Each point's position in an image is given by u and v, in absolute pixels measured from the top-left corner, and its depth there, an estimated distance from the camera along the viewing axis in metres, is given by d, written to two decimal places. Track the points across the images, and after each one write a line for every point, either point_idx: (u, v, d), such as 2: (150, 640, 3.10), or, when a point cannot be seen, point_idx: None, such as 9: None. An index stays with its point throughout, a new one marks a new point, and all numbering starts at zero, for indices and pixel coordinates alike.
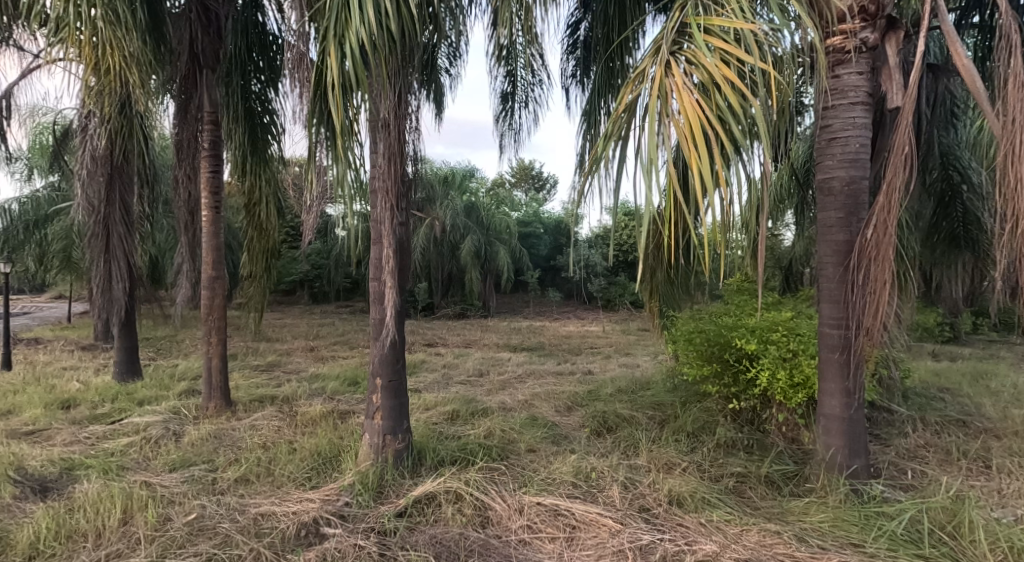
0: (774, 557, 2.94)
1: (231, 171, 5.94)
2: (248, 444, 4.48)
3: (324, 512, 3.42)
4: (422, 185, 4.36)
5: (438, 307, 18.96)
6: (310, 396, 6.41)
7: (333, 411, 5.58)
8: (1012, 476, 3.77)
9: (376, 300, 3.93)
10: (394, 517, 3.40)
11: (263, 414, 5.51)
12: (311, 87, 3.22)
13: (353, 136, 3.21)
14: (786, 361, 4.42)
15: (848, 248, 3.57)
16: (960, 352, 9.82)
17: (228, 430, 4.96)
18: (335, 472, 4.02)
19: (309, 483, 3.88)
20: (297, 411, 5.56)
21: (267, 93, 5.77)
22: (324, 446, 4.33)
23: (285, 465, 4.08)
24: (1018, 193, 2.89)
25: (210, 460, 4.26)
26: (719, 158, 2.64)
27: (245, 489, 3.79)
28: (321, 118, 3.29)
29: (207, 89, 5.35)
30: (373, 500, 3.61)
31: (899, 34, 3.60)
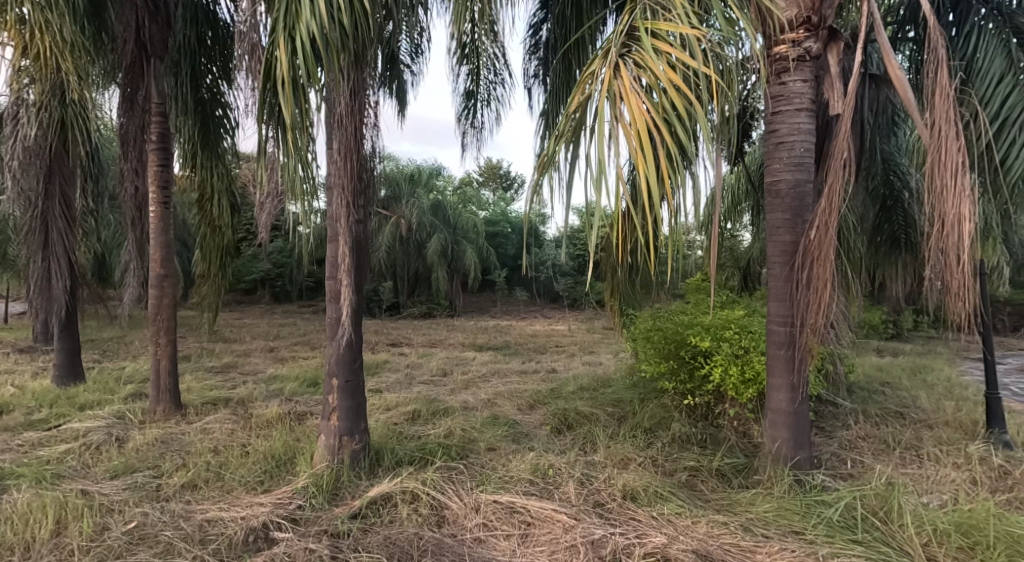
0: (720, 547, 3.03)
1: (181, 165, 5.76)
2: (198, 448, 4.37)
3: (274, 516, 3.36)
4: (381, 184, 4.33)
5: (403, 306, 18.82)
6: (267, 398, 6.28)
7: (290, 413, 5.49)
8: (941, 463, 3.97)
9: (332, 299, 3.89)
10: (348, 519, 3.36)
11: (216, 417, 5.37)
12: (260, 81, 3.14)
13: (307, 133, 3.16)
14: (739, 357, 4.56)
15: (794, 248, 3.70)
16: (903, 347, 10.40)
17: (176, 434, 4.82)
18: (288, 475, 3.95)
19: (260, 486, 3.81)
20: (252, 413, 5.45)
21: (219, 87, 5.57)
22: (278, 449, 4.26)
23: (235, 469, 3.99)
24: (945, 199, 3.05)
25: (155, 466, 4.13)
26: (665, 163, 2.71)
27: (192, 495, 3.70)
28: (272, 113, 3.23)
29: (155, 80, 5.19)
30: (327, 502, 3.57)
31: (840, 45, 3.73)
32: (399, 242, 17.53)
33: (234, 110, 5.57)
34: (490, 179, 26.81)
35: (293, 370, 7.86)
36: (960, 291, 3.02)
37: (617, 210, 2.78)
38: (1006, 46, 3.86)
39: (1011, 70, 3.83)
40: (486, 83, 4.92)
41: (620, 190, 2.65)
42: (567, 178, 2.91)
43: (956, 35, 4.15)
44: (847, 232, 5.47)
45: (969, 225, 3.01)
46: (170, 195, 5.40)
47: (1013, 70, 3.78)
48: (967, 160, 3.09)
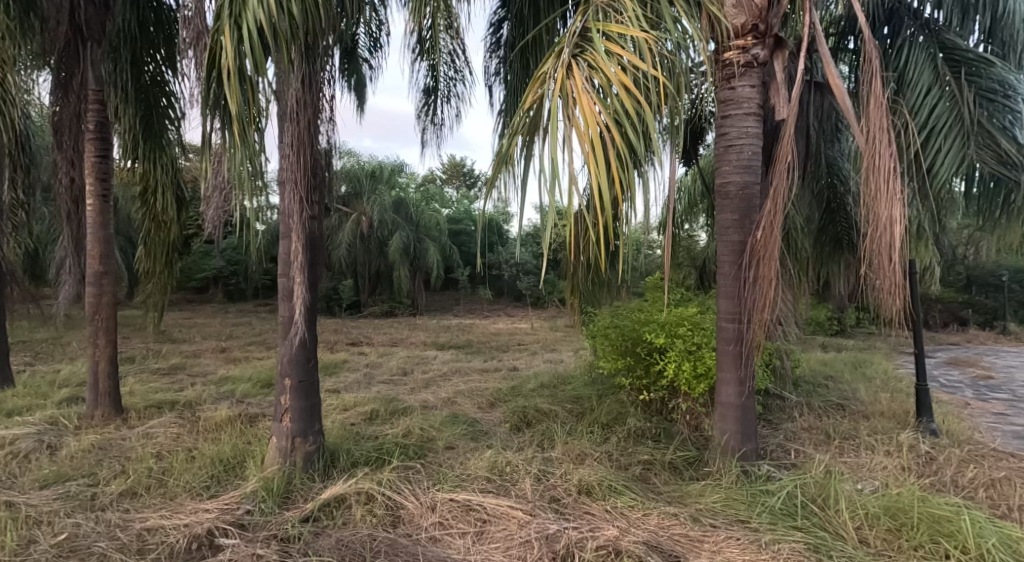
0: (670, 538, 3.12)
1: (122, 156, 5.52)
2: (138, 455, 4.23)
3: (221, 522, 3.28)
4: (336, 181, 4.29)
5: (362, 305, 18.57)
6: (216, 400, 6.10)
7: (241, 415, 5.36)
8: (874, 451, 4.18)
9: (285, 297, 3.82)
10: (299, 523, 3.32)
11: (161, 421, 5.20)
12: (205, 70, 3.06)
13: (254, 125, 3.09)
14: (692, 354, 4.69)
15: (742, 248, 3.83)
16: (846, 342, 10.91)
17: (116, 440, 4.66)
18: (237, 479, 3.87)
19: (206, 492, 3.72)
20: (200, 416, 5.30)
21: (164, 75, 5.38)
22: (227, 453, 4.16)
23: (179, 475, 3.88)
24: (878, 202, 3.22)
25: (90, 474, 3.98)
26: (617, 165, 2.77)
27: (131, 503, 3.58)
28: (217, 103, 3.14)
29: (91, 64, 4.94)
30: (278, 506, 3.51)
31: (786, 53, 3.87)
32: (359, 240, 17.33)
33: (180, 99, 5.35)
34: (454, 176, 26.65)
35: (245, 370, 7.67)
36: (892, 290, 3.17)
37: (571, 211, 2.82)
38: (932, 61, 4.24)
39: (938, 82, 4.16)
40: (447, 80, 4.91)
41: (573, 190, 2.70)
42: (521, 178, 2.97)
43: (890, 47, 4.55)
44: (794, 233, 5.68)
45: (900, 227, 3.17)
46: (110, 187, 5.21)
47: (938, 83, 4.16)
48: (899, 166, 3.26)
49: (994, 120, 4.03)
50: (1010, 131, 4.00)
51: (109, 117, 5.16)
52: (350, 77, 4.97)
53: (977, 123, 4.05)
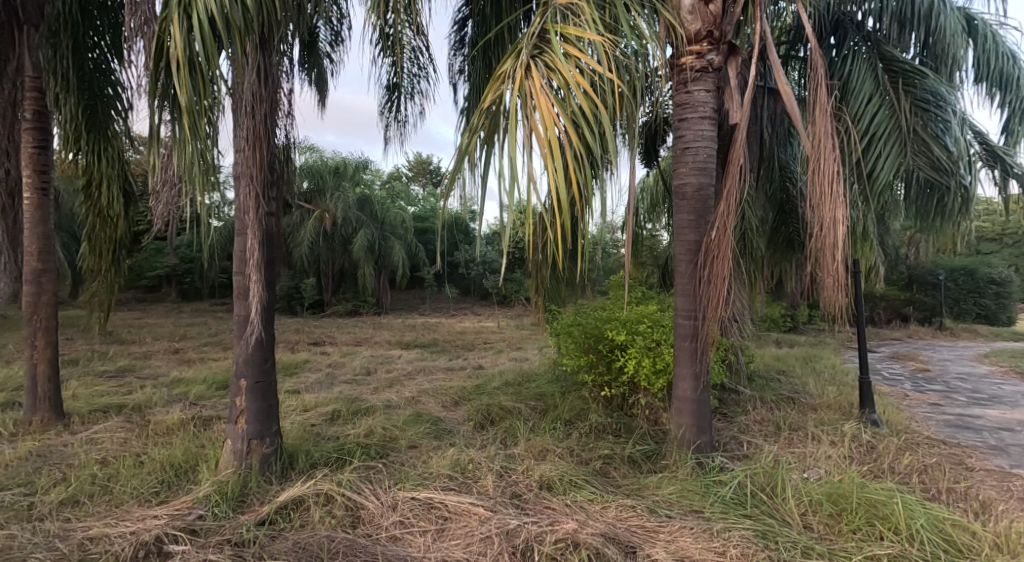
0: (627, 530, 3.20)
1: (62, 147, 5.25)
2: (82, 461, 4.10)
3: (170, 528, 3.19)
4: (292, 177, 4.23)
5: (325, 304, 18.27)
6: (168, 403, 5.94)
7: (194, 418, 5.24)
8: (821, 441, 4.35)
9: (240, 296, 3.75)
10: (253, 527, 3.27)
11: (106, 425, 5.04)
12: (152, 60, 2.97)
13: (204, 118, 3.02)
14: (651, 350, 4.81)
15: (698, 247, 3.93)
16: (799, 338, 11.32)
17: (57, 447, 4.50)
18: (188, 484, 3.79)
19: (155, 498, 3.62)
20: (149, 420, 5.16)
21: (110, 63, 5.19)
22: (177, 457, 4.07)
23: (126, 482, 3.78)
24: (824, 203, 3.36)
25: (28, 483, 3.83)
26: (573, 165, 2.82)
27: (72, 512, 3.46)
28: (166, 94, 3.06)
29: (27, 50, 4.78)
30: (232, 510, 3.45)
31: (739, 58, 4.00)
32: (321, 238, 16.98)
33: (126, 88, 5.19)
34: (420, 173, 26.44)
35: (199, 372, 7.48)
36: (835, 288, 3.32)
37: (529, 210, 2.85)
38: (873, 70, 4.45)
39: (879, 91, 4.36)
40: (410, 76, 4.91)
41: (532, 189, 2.74)
42: (481, 177, 3.02)
43: (836, 56, 4.75)
44: (750, 232, 5.85)
45: (844, 228, 3.32)
46: (49, 179, 5.04)
47: (880, 92, 4.36)
48: (842, 169, 3.41)
49: (928, 128, 4.28)
50: (943, 139, 4.23)
51: (48, 105, 5.00)
52: (311, 72, 4.94)
53: (913, 131, 4.29)
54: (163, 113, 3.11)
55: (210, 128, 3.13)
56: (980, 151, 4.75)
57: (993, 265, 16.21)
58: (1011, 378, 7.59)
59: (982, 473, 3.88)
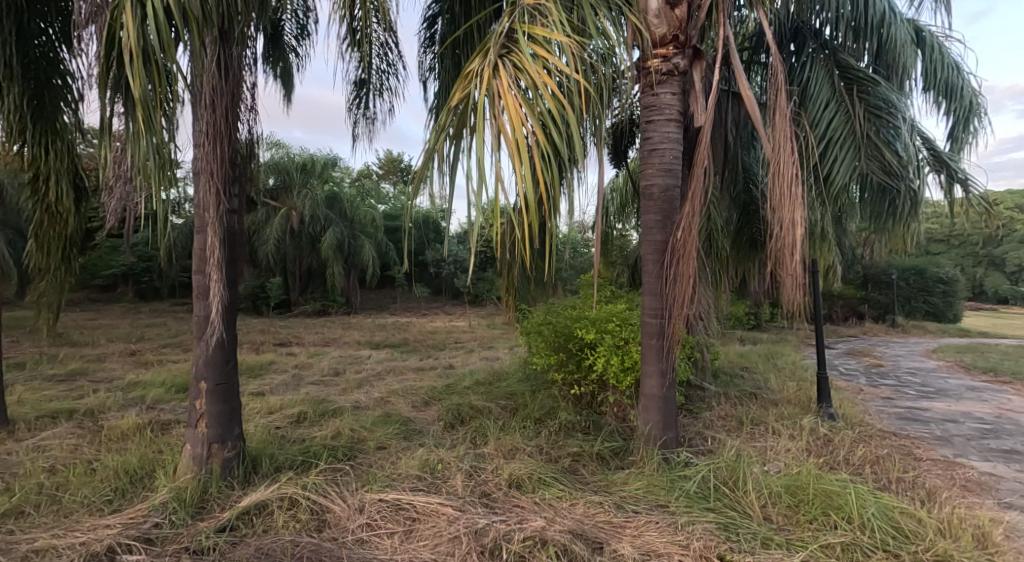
0: (595, 525, 3.25)
1: (6, 139, 5.05)
2: (28, 469, 3.97)
3: (124, 537, 3.12)
4: (255, 174, 4.16)
5: (292, 304, 18.04)
6: (122, 407, 5.79)
7: (150, 422, 5.11)
8: (780, 435, 4.48)
9: (200, 296, 3.69)
10: (213, 534, 3.21)
11: (56, 432, 4.89)
12: (103, 50, 2.87)
13: (158, 111, 2.93)
14: (620, 348, 4.86)
15: (664, 247, 4.01)
16: (762, 336, 11.62)
17: (1, 455, 4.34)
18: (143, 491, 3.71)
19: (108, 506, 3.53)
20: (102, 425, 5.02)
21: (58, 51, 5.00)
22: (132, 464, 3.98)
23: (76, 490, 3.68)
24: (783, 205, 3.47)
25: None
26: (540, 165, 2.86)
27: (17, 523, 3.35)
28: (118, 85, 2.98)
29: None
30: (190, 518, 3.38)
31: (704, 63, 4.09)
32: (288, 235, 16.77)
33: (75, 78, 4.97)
34: (390, 170, 26.17)
35: (156, 374, 7.31)
36: (794, 286, 3.43)
37: (496, 209, 2.88)
38: (830, 77, 4.61)
39: (835, 96, 4.52)
40: (379, 72, 4.88)
41: (499, 188, 2.76)
42: (451, 176, 3.05)
43: (796, 62, 4.90)
44: (715, 233, 5.98)
45: (802, 229, 3.43)
46: None
47: (836, 98, 4.52)
48: (800, 172, 3.53)
49: (881, 134, 4.46)
50: (894, 144, 4.42)
51: None
52: (275, 65, 4.89)
53: (866, 136, 4.46)
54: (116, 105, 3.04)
55: (165, 121, 3.07)
56: (928, 157, 4.96)
57: (942, 265, 16.96)
58: (957, 372, 7.97)
59: (929, 463, 4.07)
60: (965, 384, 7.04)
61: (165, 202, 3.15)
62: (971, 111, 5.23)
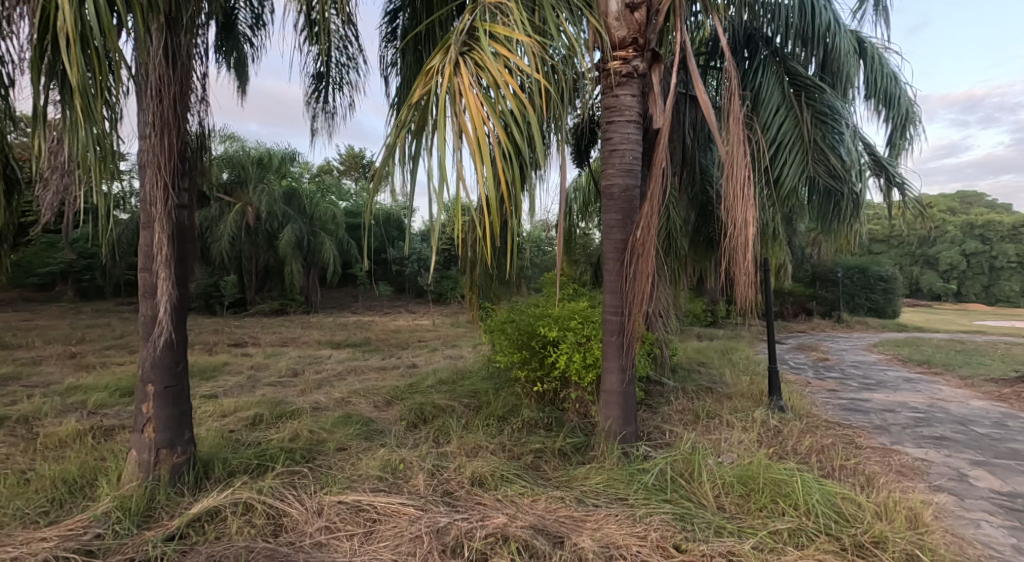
0: (556, 520, 3.31)
1: None
2: None
3: (62, 550, 3.02)
4: (205, 169, 4.07)
5: (248, 303, 17.62)
6: (61, 413, 5.58)
7: (92, 428, 4.95)
8: (734, 427, 4.64)
9: (147, 296, 3.59)
10: (161, 543, 3.13)
11: None
12: (35, 33, 2.73)
13: (101, 101, 2.83)
14: (582, 345, 4.97)
15: (624, 246, 4.10)
16: (718, 332, 11.94)
17: None
18: (84, 501, 3.60)
19: (46, 518, 3.41)
20: (39, 433, 4.83)
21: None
22: (71, 473, 3.85)
23: (9, 502, 3.54)
24: (736, 206, 3.60)
25: None
26: (502, 164, 2.90)
27: None
28: (53, 71, 2.87)
29: None
30: (136, 527, 3.29)
31: (663, 66, 4.19)
32: (243, 233, 16.28)
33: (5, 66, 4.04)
34: (350, 166, 25.79)
35: (99, 378, 7.06)
36: (746, 284, 3.56)
37: (457, 208, 2.90)
38: (780, 83, 4.80)
39: (785, 102, 4.70)
40: (338, 66, 4.85)
41: (461, 186, 2.79)
42: (414, 174, 3.06)
43: (749, 67, 5.07)
44: (674, 232, 6.13)
45: (753, 229, 3.57)
46: None
47: (786, 103, 4.70)
48: (752, 175, 3.66)
49: (826, 139, 4.66)
50: (838, 149, 4.63)
51: None
52: (229, 56, 4.80)
53: (813, 141, 4.68)
54: (52, 92, 2.98)
55: (106, 110, 2.97)
56: (869, 161, 5.20)
57: (883, 263, 17.80)
58: (896, 365, 8.39)
59: (869, 450, 4.29)
60: (903, 376, 7.44)
61: (107, 196, 3.03)
62: (908, 120, 5.51)
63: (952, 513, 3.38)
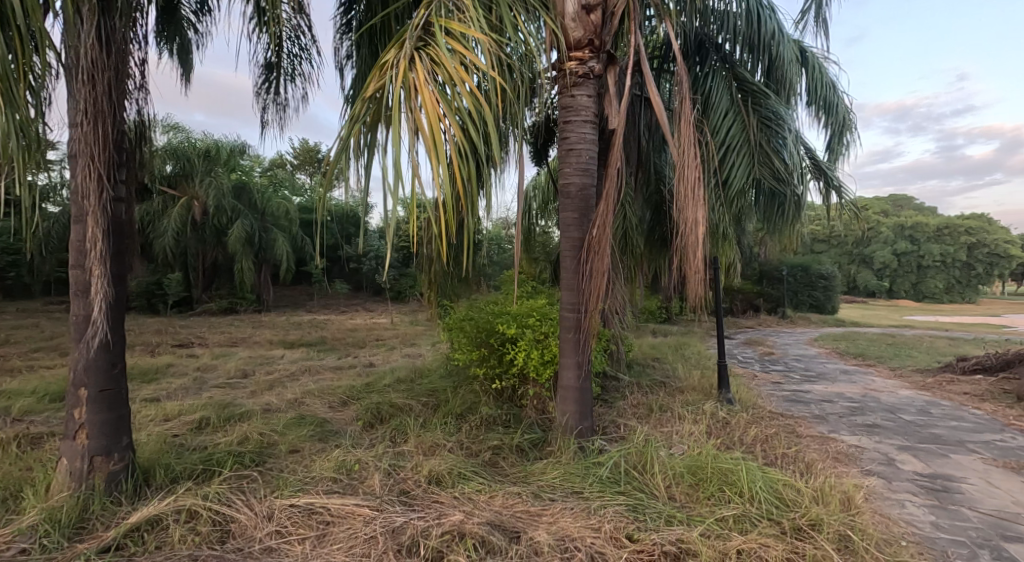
0: (513, 516, 3.36)
1: None
2: None
3: None
4: (143, 163, 3.93)
5: (195, 301, 17.09)
6: None
7: (19, 437, 4.71)
8: (685, 419, 4.79)
9: (80, 293, 3.46)
10: (96, 555, 3.02)
11: None
12: None
13: (24, 86, 2.70)
14: (540, 342, 5.03)
15: (580, 244, 4.18)
16: (671, 329, 12.23)
17: None
18: (9, 513, 3.43)
19: None
20: None
21: None
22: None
23: None
24: (688, 206, 3.72)
25: None
26: (457, 161, 2.92)
27: None
28: None
29: None
30: (67, 539, 3.16)
31: (617, 67, 4.28)
32: (189, 227, 15.85)
33: None
34: (303, 160, 25.21)
35: (28, 382, 6.71)
36: (696, 282, 3.68)
37: (412, 205, 2.90)
38: (729, 88, 4.97)
39: (734, 106, 4.87)
40: (290, 56, 4.77)
41: (416, 183, 2.80)
42: (369, 170, 3.05)
43: (699, 72, 5.22)
44: (630, 230, 6.26)
45: (703, 228, 3.69)
46: None
47: (735, 108, 4.87)
48: (702, 176, 3.79)
49: (771, 143, 4.86)
50: (782, 153, 4.83)
51: None
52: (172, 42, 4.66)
53: (759, 145, 4.85)
54: None
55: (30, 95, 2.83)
56: (810, 165, 5.44)
57: (822, 261, 18.64)
58: (833, 357, 8.82)
59: (809, 439, 4.50)
60: (842, 368, 7.82)
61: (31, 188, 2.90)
62: (845, 127, 5.79)
63: (881, 495, 3.60)
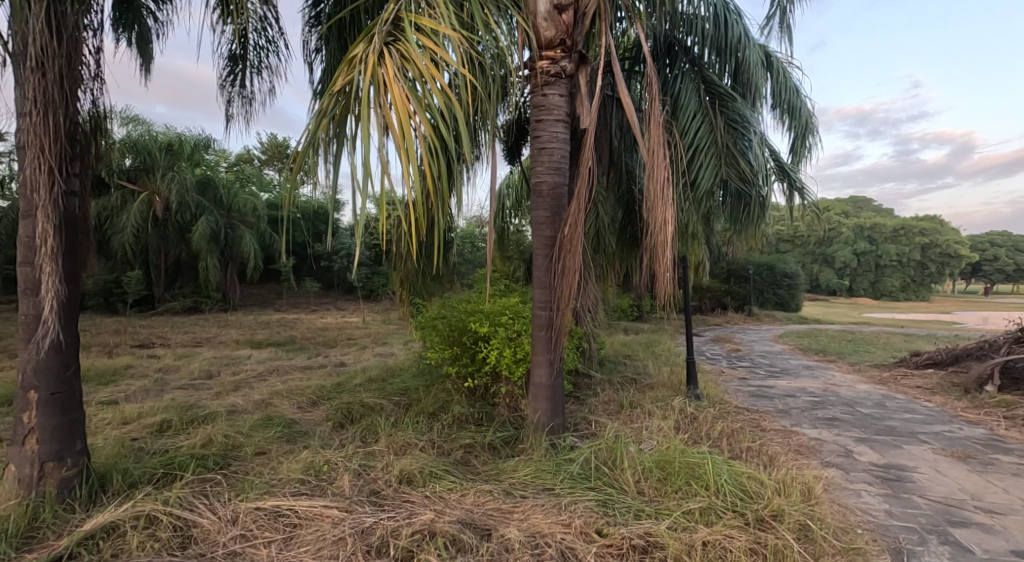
0: (484, 513, 3.37)
1: None
2: None
3: None
4: (99, 156, 3.82)
5: (156, 300, 16.79)
6: None
7: None
8: (654, 415, 4.86)
9: (29, 292, 3.35)
10: None
11: None
12: None
13: None
14: (512, 341, 5.06)
15: (552, 242, 4.20)
16: (642, 326, 12.37)
17: None
18: None
19: None
20: None
21: None
22: None
23: None
24: (658, 205, 3.77)
25: None
26: (427, 159, 2.91)
27: None
28: None
29: None
30: (16, 548, 3.06)
31: (589, 67, 4.31)
32: (149, 223, 15.45)
33: None
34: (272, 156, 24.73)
35: None
36: (665, 280, 3.74)
37: (382, 203, 2.89)
38: (698, 89, 5.06)
39: (702, 107, 4.96)
40: (255, 48, 4.68)
41: (385, 180, 2.79)
42: (337, 167, 3.02)
43: (669, 73, 5.30)
44: (602, 229, 6.32)
45: (672, 227, 3.75)
46: None
47: (703, 109, 4.96)
48: (670, 176, 3.85)
49: (738, 144, 4.96)
50: (748, 154, 4.94)
51: None
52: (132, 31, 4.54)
53: (726, 146, 4.95)
54: None
55: None
56: (774, 167, 5.57)
57: (787, 261, 19.08)
58: (797, 354, 9.05)
59: (773, 433, 4.61)
60: (804, 363, 8.03)
61: None
62: (808, 130, 5.93)
63: (839, 486, 3.71)
